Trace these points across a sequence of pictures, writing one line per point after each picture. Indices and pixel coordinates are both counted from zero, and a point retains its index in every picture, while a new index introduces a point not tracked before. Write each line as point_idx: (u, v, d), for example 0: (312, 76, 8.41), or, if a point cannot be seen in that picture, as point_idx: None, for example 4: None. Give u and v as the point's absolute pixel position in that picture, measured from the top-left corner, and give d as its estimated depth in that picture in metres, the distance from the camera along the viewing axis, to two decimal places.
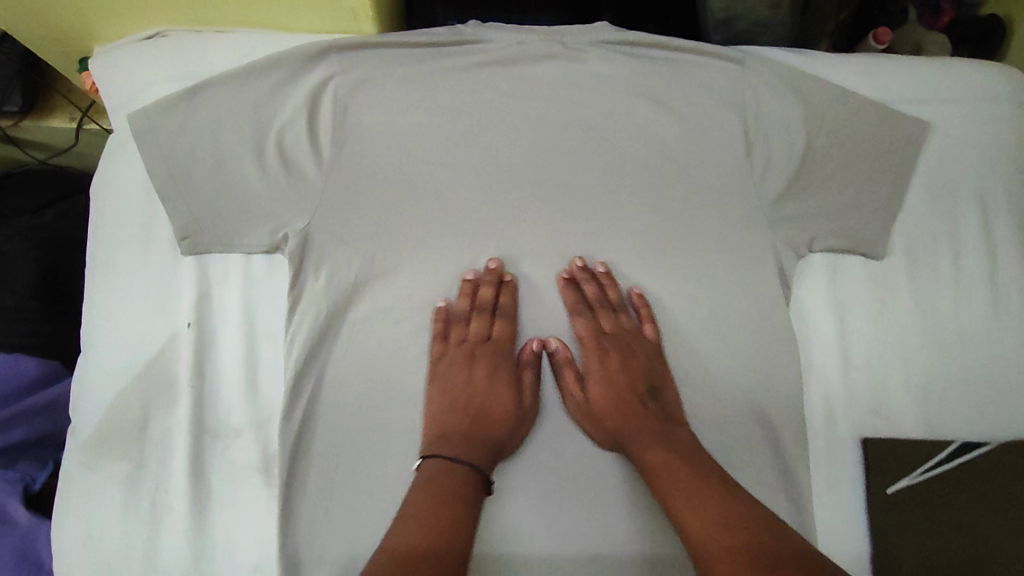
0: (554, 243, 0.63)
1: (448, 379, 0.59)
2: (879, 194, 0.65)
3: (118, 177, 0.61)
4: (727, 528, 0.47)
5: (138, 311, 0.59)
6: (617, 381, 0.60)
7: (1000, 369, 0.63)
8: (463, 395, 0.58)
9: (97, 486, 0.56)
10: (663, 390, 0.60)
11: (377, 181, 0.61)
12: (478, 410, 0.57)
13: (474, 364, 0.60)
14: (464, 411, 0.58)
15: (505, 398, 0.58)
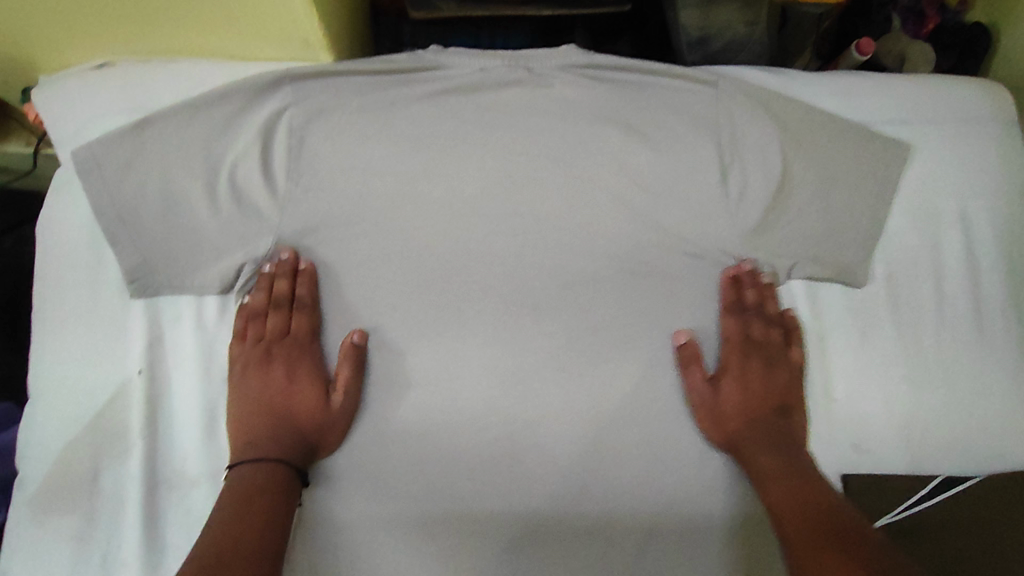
0: (522, 276, 0.60)
1: (247, 384, 0.56)
2: (859, 219, 0.63)
3: (64, 216, 0.59)
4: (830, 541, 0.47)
5: (87, 357, 0.56)
6: (755, 392, 0.59)
7: (982, 400, 0.61)
8: (264, 399, 0.55)
9: (44, 544, 0.53)
10: (786, 411, 0.59)
11: (336, 217, 0.59)
12: (281, 413, 0.55)
13: (269, 364, 0.56)
14: (267, 414, 0.55)
15: (308, 399, 0.56)
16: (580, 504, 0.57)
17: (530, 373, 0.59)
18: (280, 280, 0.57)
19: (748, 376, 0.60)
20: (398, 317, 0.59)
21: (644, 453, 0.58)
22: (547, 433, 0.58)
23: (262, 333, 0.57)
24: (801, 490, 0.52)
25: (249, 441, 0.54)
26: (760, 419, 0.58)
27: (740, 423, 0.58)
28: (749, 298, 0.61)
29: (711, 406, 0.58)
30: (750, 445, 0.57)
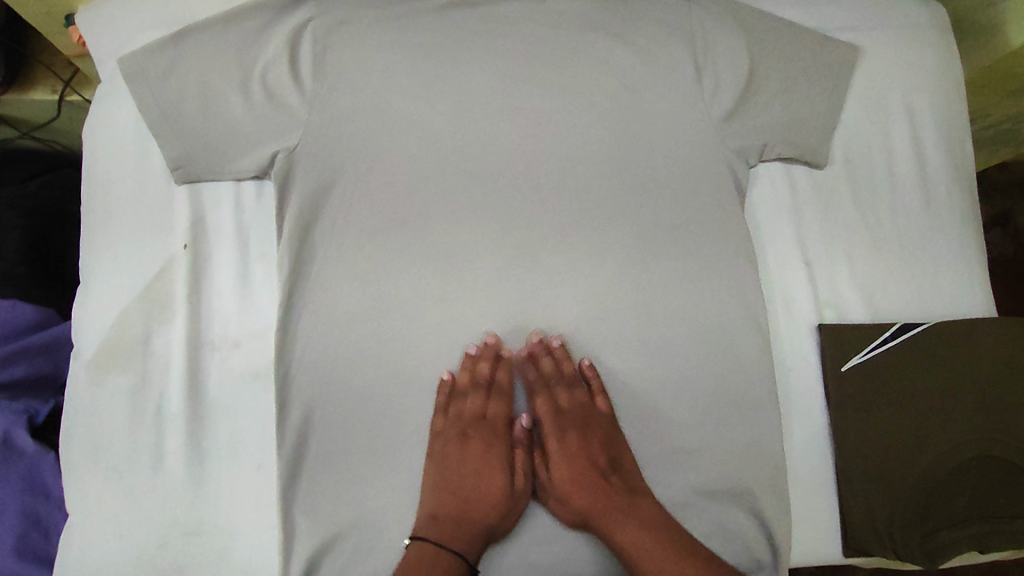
0: (525, 162, 0.67)
1: (450, 464, 0.60)
2: (818, 110, 0.71)
3: (111, 118, 0.65)
4: None
5: (136, 237, 0.61)
6: (579, 461, 0.62)
7: (934, 258, 0.69)
8: (457, 486, 0.60)
9: (103, 400, 0.58)
10: (622, 463, 0.62)
11: (357, 111, 0.64)
12: (461, 494, 0.59)
13: (467, 445, 0.61)
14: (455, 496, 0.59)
15: (496, 478, 0.61)
16: (585, 358, 0.64)
17: (537, 245, 0.66)
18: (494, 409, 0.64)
19: (580, 448, 0.63)
20: (414, 198, 0.65)
21: (640, 314, 0.65)
22: (550, 295, 0.65)
23: (461, 413, 0.62)
24: (654, 543, 0.58)
25: (475, 500, 0.59)
26: (586, 484, 0.61)
27: (578, 498, 0.60)
28: (559, 403, 0.64)
29: (575, 476, 0.61)
30: (605, 514, 0.59)
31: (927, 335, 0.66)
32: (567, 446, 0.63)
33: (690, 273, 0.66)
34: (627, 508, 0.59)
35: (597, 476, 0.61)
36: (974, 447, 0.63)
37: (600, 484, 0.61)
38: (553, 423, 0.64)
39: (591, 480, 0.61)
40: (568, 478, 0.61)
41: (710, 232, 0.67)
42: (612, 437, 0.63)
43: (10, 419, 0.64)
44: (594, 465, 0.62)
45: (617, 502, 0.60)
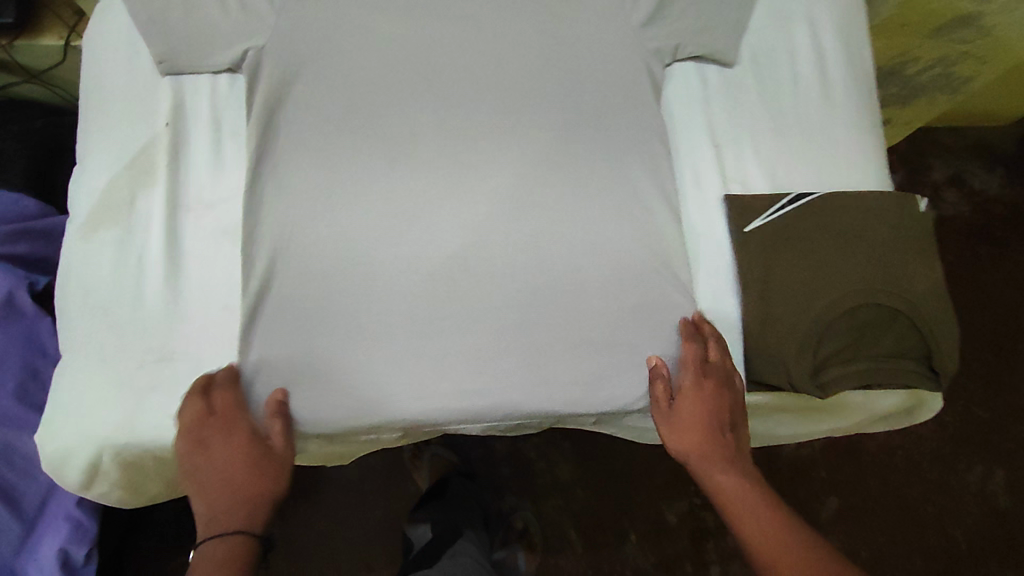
0: (466, 59, 0.76)
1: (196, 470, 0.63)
2: (731, 14, 0.79)
3: (105, 25, 0.75)
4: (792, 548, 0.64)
5: (124, 120, 0.71)
6: (708, 413, 0.69)
7: (828, 142, 0.79)
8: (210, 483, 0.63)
9: (92, 250, 0.67)
10: (738, 427, 0.71)
11: (314, 13, 0.73)
12: (229, 487, 0.63)
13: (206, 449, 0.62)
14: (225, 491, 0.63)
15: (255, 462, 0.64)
16: (517, 223, 0.72)
17: (475, 129, 0.74)
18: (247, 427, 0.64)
19: (702, 406, 0.69)
20: (366, 88, 0.73)
21: (566, 187, 0.74)
22: (486, 170, 0.73)
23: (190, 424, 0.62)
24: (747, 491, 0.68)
25: (260, 487, 0.64)
26: (711, 434, 0.69)
27: (700, 439, 0.69)
28: (712, 374, 0.69)
29: (705, 427, 0.69)
30: (715, 464, 0.69)
31: (824, 201, 0.74)
32: (703, 394, 0.69)
33: (610, 152, 0.75)
34: (724, 463, 0.69)
35: (715, 440, 0.69)
36: (867, 300, 0.71)
37: (721, 436, 0.70)
38: (726, 393, 0.70)
39: (711, 434, 0.69)
40: (688, 437, 0.69)
41: (629, 119, 0.76)
42: (692, 398, 0.69)
43: (13, 280, 0.72)
44: (715, 420, 0.69)
45: (718, 451, 0.69)
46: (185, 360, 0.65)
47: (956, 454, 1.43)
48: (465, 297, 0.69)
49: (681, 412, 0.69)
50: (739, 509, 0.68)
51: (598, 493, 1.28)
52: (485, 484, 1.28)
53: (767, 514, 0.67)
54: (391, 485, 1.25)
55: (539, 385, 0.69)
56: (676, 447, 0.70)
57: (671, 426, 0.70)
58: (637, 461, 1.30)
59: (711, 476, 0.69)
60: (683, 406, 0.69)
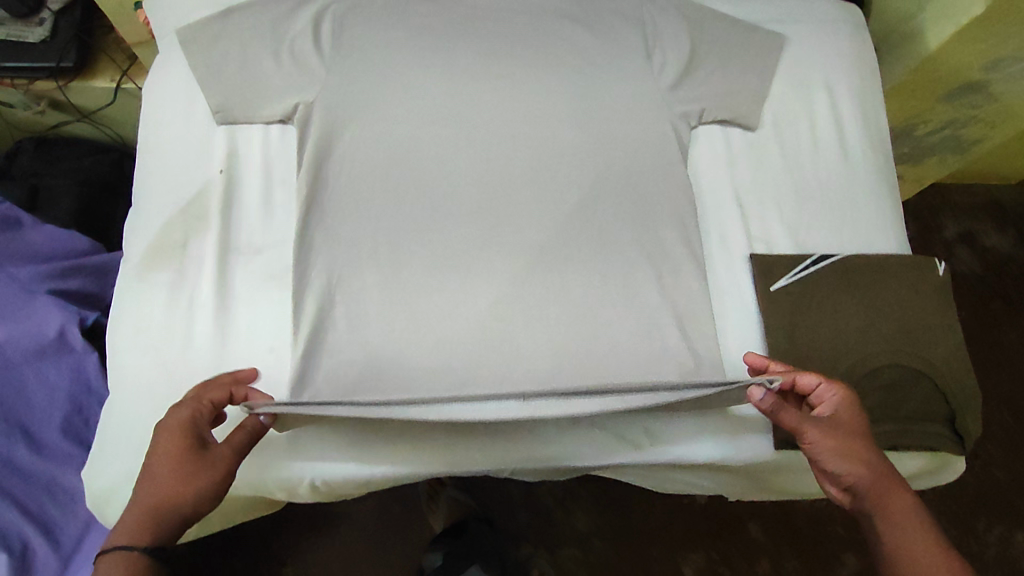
0: (505, 118, 0.80)
1: (153, 477, 0.59)
2: (750, 84, 0.85)
3: (166, 76, 0.79)
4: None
5: (180, 167, 0.75)
6: (859, 442, 0.67)
7: (849, 204, 0.82)
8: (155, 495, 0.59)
9: (147, 291, 0.70)
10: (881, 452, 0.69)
11: (364, 72, 0.78)
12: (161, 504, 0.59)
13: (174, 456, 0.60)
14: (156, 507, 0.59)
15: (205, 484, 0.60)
16: (551, 275, 0.75)
17: (511, 185, 0.78)
18: (196, 412, 0.61)
19: (852, 433, 0.67)
20: (411, 143, 0.78)
21: (598, 241, 0.77)
22: (522, 223, 0.76)
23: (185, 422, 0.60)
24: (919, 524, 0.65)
25: (178, 495, 0.59)
26: (872, 463, 0.66)
27: (864, 471, 0.66)
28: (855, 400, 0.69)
29: (858, 453, 0.66)
30: (897, 488, 0.66)
31: (847, 263, 0.77)
32: (846, 425, 0.67)
33: (641, 208, 0.78)
34: (897, 484, 0.66)
35: (883, 461, 0.68)
36: (892, 363, 0.73)
37: (880, 462, 0.67)
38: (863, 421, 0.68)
39: (873, 461, 0.66)
40: (860, 451, 0.66)
41: (660, 178, 0.79)
42: (841, 428, 0.67)
43: (65, 316, 0.74)
44: (870, 447, 0.67)
45: (883, 476, 0.66)
46: (228, 405, 0.66)
47: (974, 514, 1.41)
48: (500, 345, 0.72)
49: (845, 423, 0.67)
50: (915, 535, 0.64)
51: (614, 542, 1.27)
52: (504, 534, 1.26)
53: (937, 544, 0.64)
54: (406, 527, 1.24)
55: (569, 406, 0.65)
56: (844, 465, 0.66)
57: (838, 437, 0.66)
58: (652, 511, 1.30)
59: (892, 500, 0.66)
60: (846, 416, 0.68)
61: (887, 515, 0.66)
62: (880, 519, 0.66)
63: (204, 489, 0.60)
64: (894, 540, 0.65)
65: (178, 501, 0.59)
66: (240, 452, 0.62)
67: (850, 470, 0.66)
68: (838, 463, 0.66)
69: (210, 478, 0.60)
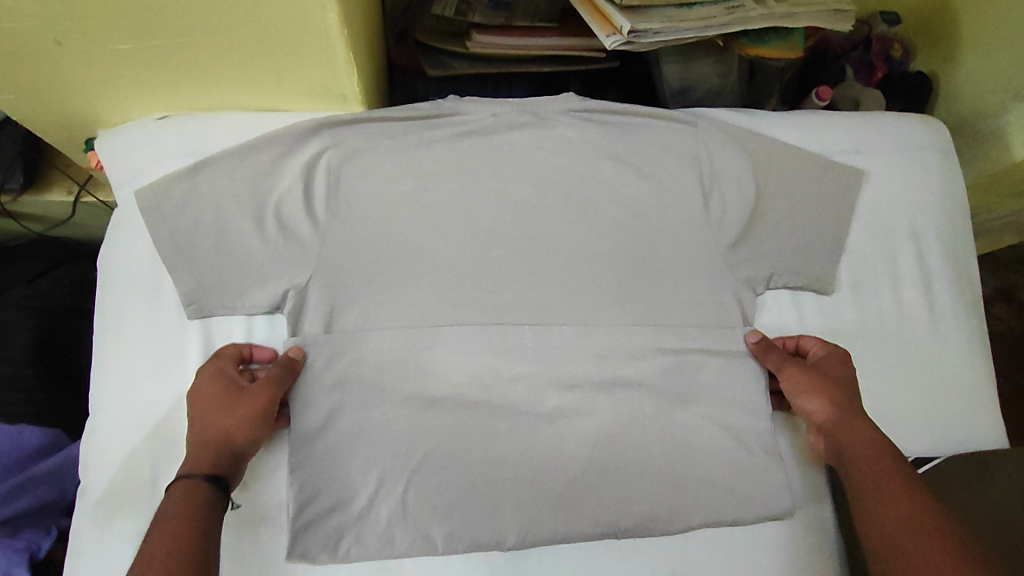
0: (538, 296, 0.67)
1: (202, 420, 0.58)
2: (824, 237, 0.72)
3: (126, 248, 0.66)
4: (940, 530, 0.52)
5: (147, 371, 0.62)
6: (829, 386, 0.64)
7: (941, 387, 0.70)
8: (206, 435, 0.57)
9: (108, 544, 0.58)
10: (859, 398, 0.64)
11: (369, 246, 0.66)
12: (212, 445, 0.57)
13: (214, 395, 0.59)
14: (208, 447, 0.57)
15: (251, 403, 0.58)
16: (591, 489, 0.63)
17: (546, 382, 0.65)
18: (231, 365, 0.61)
19: (823, 376, 0.64)
20: (424, 330, 0.64)
21: (649, 450, 0.65)
22: (560, 430, 0.64)
23: (221, 369, 0.60)
24: (880, 460, 0.59)
25: (225, 432, 0.58)
26: (842, 401, 0.63)
27: (828, 406, 0.63)
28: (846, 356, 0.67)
29: (826, 390, 0.63)
30: (858, 427, 0.61)
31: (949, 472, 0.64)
32: (816, 370, 0.65)
33: (693, 403, 0.67)
34: (870, 425, 0.62)
35: (857, 403, 0.63)
36: None
37: (849, 403, 0.63)
38: (844, 368, 0.65)
39: (843, 399, 0.63)
40: (829, 387, 0.63)
41: (720, 365, 0.67)
42: (812, 371, 0.65)
43: (10, 559, 0.64)
44: (841, 391, 0.64)
45: (849, 413, 0.62)
46: None
47: None
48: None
49: (819, 367, 0.65)
50: (875, 466, 0.58)
51: None
52: None
53: (896, 482, 0.57)
54: None
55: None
56: (812, 399, 0.64)
57: (811, 375, 0.64)
58: None
59: (851, 432, 0.61)
60: (823, 363, 0.65)
61: (849, 454, 0.60)
62: (842, 452, 0.61)
63: (251, 423, 0.58)
64: (856, 478, 0.59)
65: (227, 439, 0.57)
66: (284, 378, 0.60)
67: (813, 405, 0.63)
68: (805, 397, 0.64)
69: (253, 408, 0.58)
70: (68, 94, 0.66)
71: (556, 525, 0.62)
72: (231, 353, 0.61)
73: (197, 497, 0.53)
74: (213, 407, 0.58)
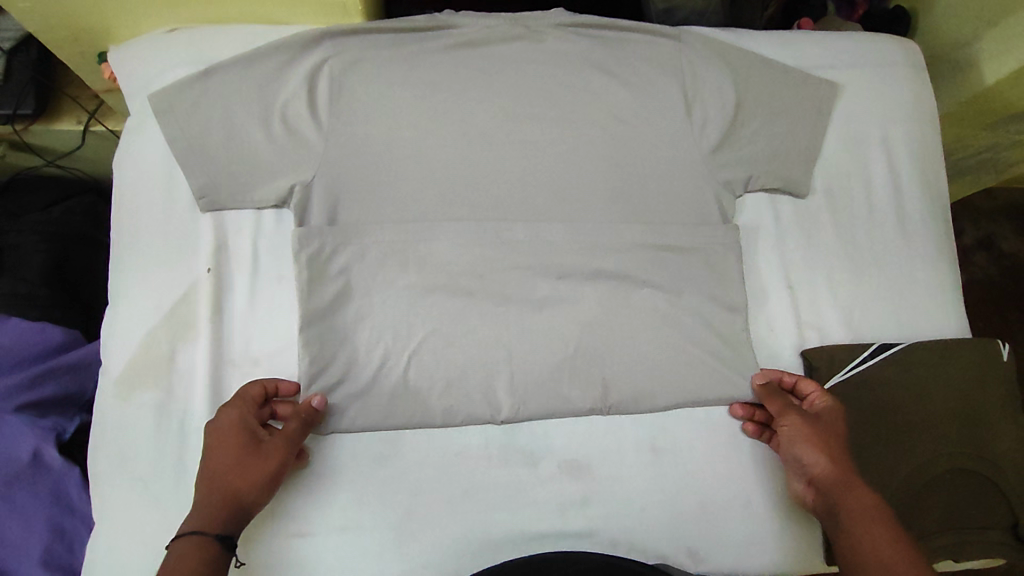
0: (530, 196, 0.71)
1: (215, 470, 0.57)
2: (800, 144, 0.76)
3: (142, 149, 0.70)
4: None
5: (165, 261, 0.66)
6: (827, 441, 0.62)
7: (908, 283, 0.75)
8: (220, 487, 0.56)
9: (130, 414, 0.62)
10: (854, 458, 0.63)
11: (368, 146, 0.69)
12: (226, 495, 0.56)
13: (229, 443, 0.58)
14: (221, 502, 0.56)
15: (270, 457, 0.58)
16: (580, 372, 0.68)
17: (537, 274, 0.69)
18: (251, 414, 0.60)
19: (822, 431, 0.63)
20: (422, 225, 0.68)
21: (635, 337, 0.69)
22: (549, 318, 0.68)
23: (232, 418, 0.59)
24: (880, 522, 0.57)
25: (241, 485, 0.57)
26: (840, 457, 0.61)
27: (824, 462, 0.61)
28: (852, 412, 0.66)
29: (822, 444, 0.62)
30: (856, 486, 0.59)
31: (914, 349, 0.70)
32: (815, 425, 0.63)
33: (674, 295, 0.71)
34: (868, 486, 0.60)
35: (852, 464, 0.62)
36: (953, 469, 0.67)
37: (848, 460, 0.62)
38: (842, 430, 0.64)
39: (841, 457, 0.61)
40: (829, 444, 0.62)
41: (700, 261, 0.72)
42: (813, 423, 0.63)
43: (38, 437, 0.69)
44: (839, 447, 0.62)
45: (848, 471, 0.61)
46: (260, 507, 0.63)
47: None
48: (527, 455, 0.66)
49: (822, 419, 0.64)
50: (872, 531, 0.56)
51: None
52: None
53: (898, 551, 0.55)
54: None
55: (608, 463, 0.67)
56: (810, 452, 0.62)
57: (809, 429, 0.63)
58: None
59: (853, 495, 0.59)
60: (826, 415, 0.64)
61: (846, 511, 0.58)
62: (836, 511, 0.59)
63: (268, 481, 0.58)
64: (853, 532, 0.57)
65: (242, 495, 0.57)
66: (302, 434, 0.61)
67: (814, 457, 0.61)
68: (799, 449, 0.62)
69: (272, 462, 0.58)
70: (83, 4, 0.70)
71: (545, 403, 0.67)
72: (243, 399, 0.60)
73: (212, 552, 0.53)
74: (228, 456, 0.58)
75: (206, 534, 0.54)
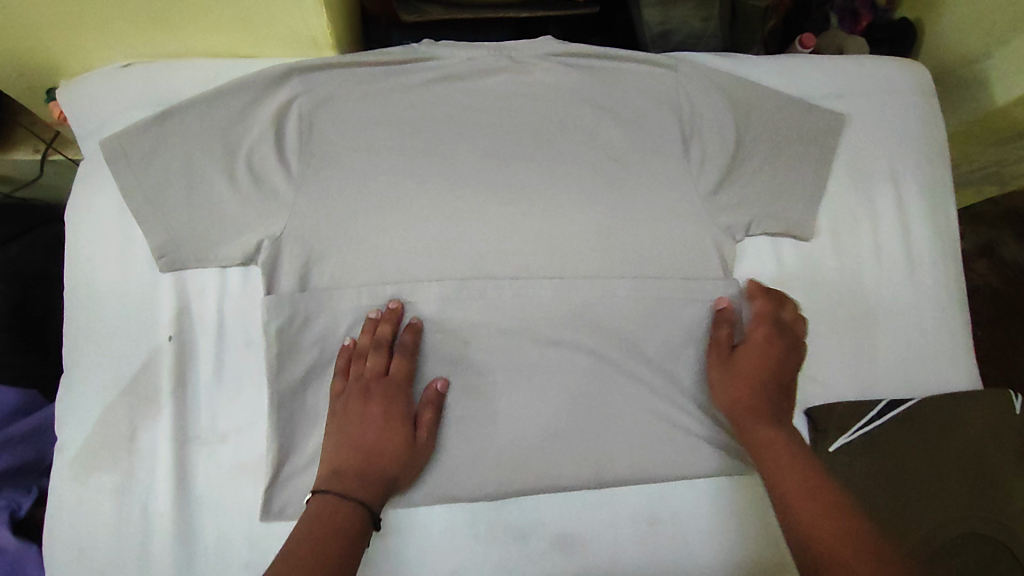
0: (515, 247, 0.66)
1: (349, 425, 0.60)
2: (805, 183, 0.71)
3: (94, 203, 0.64)
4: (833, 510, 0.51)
5: (123, 327, 0.62)
6: (741, 371, 0.64)
7: (916, 331, 0.71)
8: (359, 447, 0.59)
9: (89, 498, 0.59)
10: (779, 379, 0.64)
11: (341, 195, 0.63)
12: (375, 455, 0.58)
13: (369, 399, 0.60)
14: (363, 460, 0.58)
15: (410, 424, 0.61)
16: (571, 436, 0.64)
17: (525, 331, 0.65)
18: (402, 371, 0.62)
19: (740, 361, 0.64)
20: (400, 283, 0.64)
21: (626, 398, 0.66)
22: (538, 380, 0.65)
23: (362, 372, 0.61)
24: (778, 446, 0.59)
25: (392, 448, 0.59)
26: (749, 387, 0.63)
27: (731, 397, 0.64)
28: (782, 320, 0.66)
29: (726, 380, 0.64)
30: (759, 419, 0.61)
31: (926, 406, 0.67)
32: (729, 359, 0.65)
33: (671, 351, 0.67)
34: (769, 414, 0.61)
35: (765, 386, 0.63)
36: (966, 537, 0.64)
37: (762, 387, 0.63)
38: (772, 346, 0.65)
39: (751, 388, 0.63)
40: (736, 375, 0.64)
41: (699, 313, 0.67)
42: (727, 358, 0.65)
43: None
44: (757, 372, 0.63)
45: (754, 402, 0.62)
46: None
47: None
48: (514, 529, 0.64)
49: (752, 340, 0.65)
50: (774, 459, 0.58)
51: None
52: None
53: (794, 470, 0.56)
54: None
55: (599, 534, 0.65)
56: (722, 386, 0.64)
57: (722, 366, 0.65)
58: None
59: (756, 427, 0.61)
60: (742, 352, 0.65)
61: (751, 446, 0.61)
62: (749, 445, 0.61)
63: (413, 453, 0.60)
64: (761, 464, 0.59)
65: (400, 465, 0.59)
66: (440, 415, 0.63)
67: (724, 393, 0.64)
68: (717, 391, 0.65)
69: (413, 430, 0.61)
70: (24, 41, 0.63)
71: (535, 471, 0.63)
72: (384, 356, 0.61)
73: (355, 516, 0.55)
74: (371, 416, 0.60)
75: (347, 498, 0.55)
